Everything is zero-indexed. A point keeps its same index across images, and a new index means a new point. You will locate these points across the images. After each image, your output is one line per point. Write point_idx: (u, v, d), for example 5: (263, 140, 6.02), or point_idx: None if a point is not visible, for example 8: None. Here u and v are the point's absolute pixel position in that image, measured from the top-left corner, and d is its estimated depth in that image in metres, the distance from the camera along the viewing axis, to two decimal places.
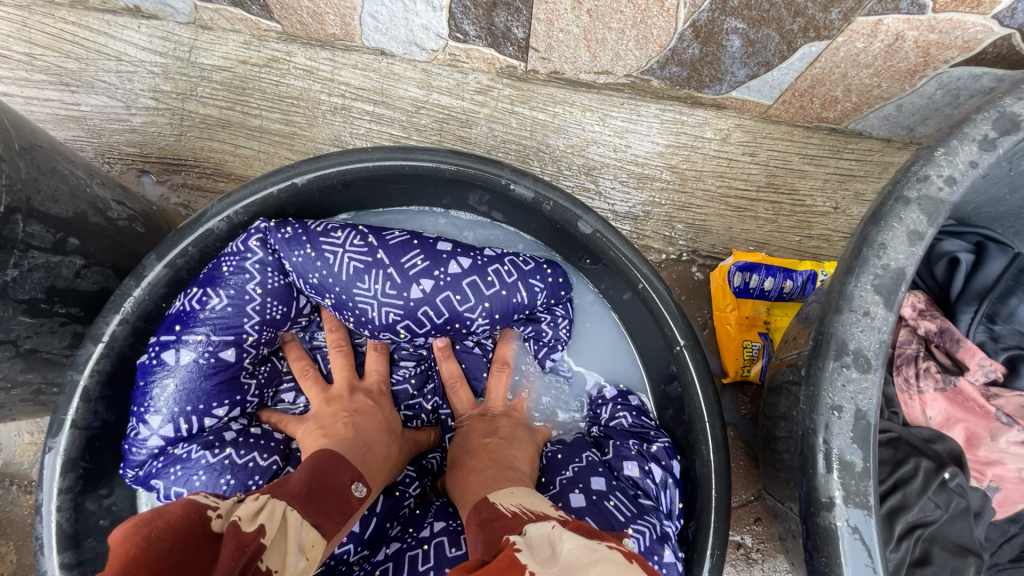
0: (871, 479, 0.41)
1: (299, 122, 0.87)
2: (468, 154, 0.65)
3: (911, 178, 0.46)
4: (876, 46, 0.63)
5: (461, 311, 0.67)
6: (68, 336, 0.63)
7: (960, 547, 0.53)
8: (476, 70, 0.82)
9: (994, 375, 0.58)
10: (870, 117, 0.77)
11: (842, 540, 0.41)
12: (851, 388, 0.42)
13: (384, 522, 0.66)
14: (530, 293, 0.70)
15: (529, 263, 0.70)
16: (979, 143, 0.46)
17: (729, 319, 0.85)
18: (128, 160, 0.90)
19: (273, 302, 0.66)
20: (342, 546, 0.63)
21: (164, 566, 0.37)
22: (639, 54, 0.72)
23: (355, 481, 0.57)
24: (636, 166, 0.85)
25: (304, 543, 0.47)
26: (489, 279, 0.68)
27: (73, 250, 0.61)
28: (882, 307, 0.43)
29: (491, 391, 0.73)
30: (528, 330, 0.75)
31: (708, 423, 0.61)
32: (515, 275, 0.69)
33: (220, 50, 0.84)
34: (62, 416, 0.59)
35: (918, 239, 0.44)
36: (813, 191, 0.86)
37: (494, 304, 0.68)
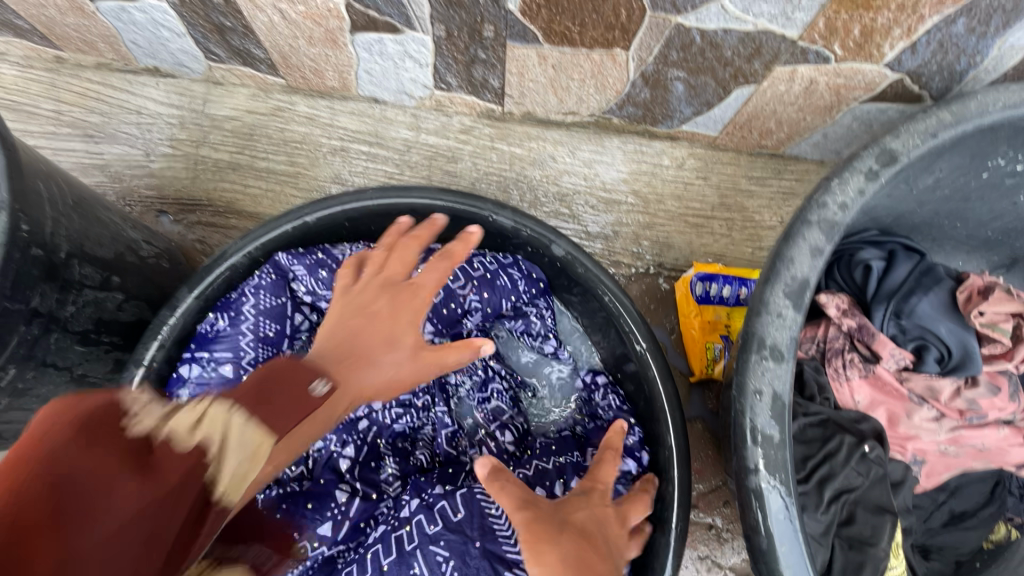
0: (786, 448, 0.52)
1: (302, 163, 0.96)
2: (456, 191, 0.76)
3: (814, 204, 0.57)
4: (796, 88, 0.75)
5: (455, 290, 0.81)
6: (111, 362, 0.72)
7: (880, 508, 0.63)
8: (459, 113, 0.94)
9: (904, 362, 0.69)
10: (803, 144, 0.89)
11: (766, 498, 0.51)
12: (768, 375, 0.53)
13: (359, 522, 0.72)
14: (511, 280, 0.82)
15: (508, 256, 0.83)
16: (865, 174, 0.58)
17: (693, 324, 0.95)
18: (146, 202, 0.98)
19: (266, 321, 0.75)
20: (318, 545, 0.69)
21: None
22: (599, 97, 0.84)
23: None
24: (604, 191, 0.96)
25: None
26: (474, 265, 0.82)
27: (115, 287, 0.70)
28: (792, 310, 0.54)
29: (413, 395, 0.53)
30: (519, 325, 0.86)
31: (669, 412, 0.72)
32: (495, 264, 0.82)
33: (231, 102, 0.95)
34: None
35: (819, 254, 0.55)
36: (761, 208, 0.97)
37: (481, 284, 0.82)
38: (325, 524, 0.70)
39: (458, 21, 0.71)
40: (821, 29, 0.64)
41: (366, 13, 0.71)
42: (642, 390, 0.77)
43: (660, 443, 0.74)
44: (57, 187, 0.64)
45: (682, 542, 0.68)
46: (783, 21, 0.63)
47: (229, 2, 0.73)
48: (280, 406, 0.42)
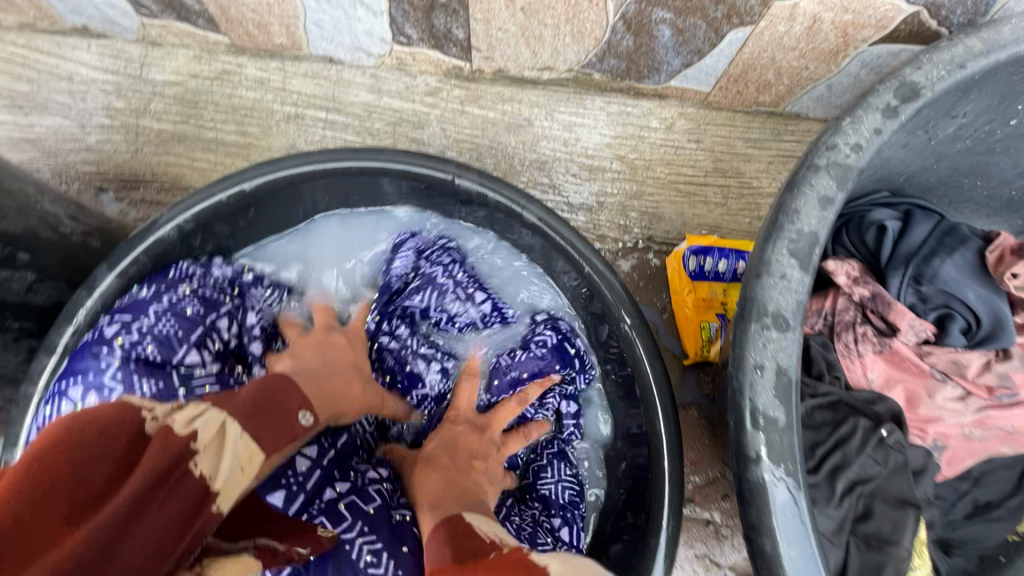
0: (794, 433, 0.43)
1: (253, 132, 0.87)
2: (414, 152, 0.67)
3: (821, 147, 0.48)
4: (797, 29, 0.67)
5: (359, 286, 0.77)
6: (24, 351, 0.64)
7: (902, 501, 0.55)
8: (424, 73, 0.84)
9: (925, 335, 0.61)
10: (804, 99, 0.80)
11: (771, 493, 0.43)
12: (771, 347, 0.44)
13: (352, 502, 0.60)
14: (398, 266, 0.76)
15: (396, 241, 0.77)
16: (882, 111, 0.49)
17: (686, 302, 0.87)
18: (84, 178, 0.89)
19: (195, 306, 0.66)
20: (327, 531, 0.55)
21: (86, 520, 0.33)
22: (577, 48, 0.75)
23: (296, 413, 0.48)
24: (587, 158, 0.88)
25: (238, 457, 0.41)
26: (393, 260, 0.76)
27: (24, 265, 0.62)
28: (798, 269, 0.45)
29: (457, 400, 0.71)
30: (433, 296, 0.75)
31: (658, 396, 0.64)
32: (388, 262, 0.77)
33: (172, 65, 0.86)
34: (18, 429, 0.58)
35: (828, 204, 0.47)
36: (759, 173, 0.88)
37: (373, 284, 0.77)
38: (277, 493, 0.56)
39: None
40: None
41: None
42: (627, 372, 0.69)
43: (649, 432, 0.65)
44: None
45: (674, 543, 0.60)
46: None
47: None
48: (269, 429, 0.44)
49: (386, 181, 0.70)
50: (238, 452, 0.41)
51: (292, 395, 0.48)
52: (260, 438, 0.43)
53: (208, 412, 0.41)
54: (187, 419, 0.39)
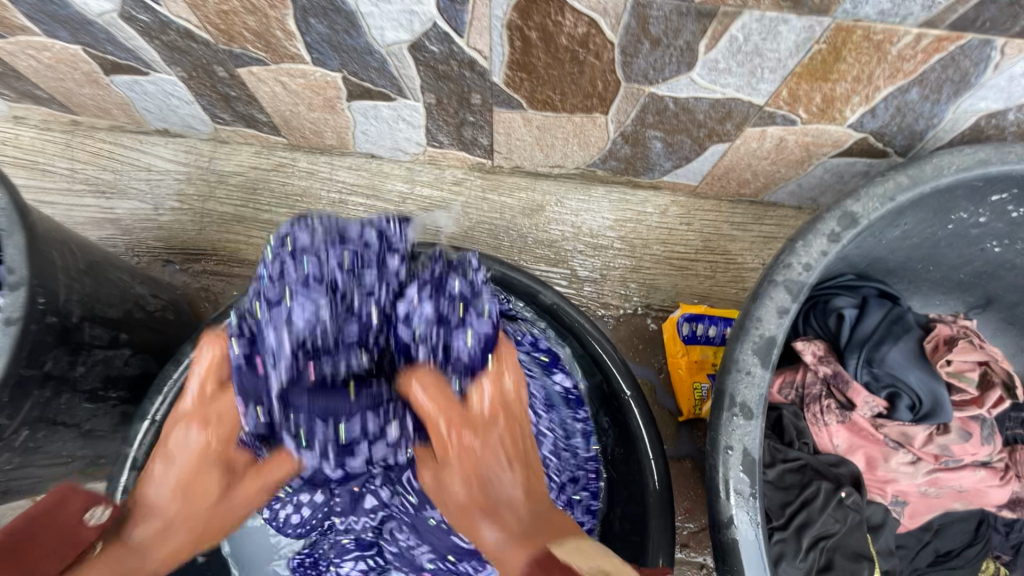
0: (758, 502, 0.54)
1: (303, 215, 1.01)
2: (448, 247, 0.80)
3: (779, 265, 0.61)
4: (767, 145, 0.80)
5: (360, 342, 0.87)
6: (117, 416, 0.76)
7: (857, 554, 0.66)
8: (451, 166, 0.98)
9: (877, 409, 0.71)
10: (780, 192, 0.93)
11: (740, 551, 0.54)
12: (739, 432, 0.56)
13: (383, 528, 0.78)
14: None
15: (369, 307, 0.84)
16: (827, 237, 0.61)
17: (681, 363, 0.98)
18: (154, 253, 1.03)
19: None
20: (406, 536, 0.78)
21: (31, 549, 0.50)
22: (583, 153, 0.89)
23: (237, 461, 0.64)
24: (592, 238, 1.00)
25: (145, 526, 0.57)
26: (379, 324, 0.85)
27: (124, 343, 0.74)
28: (760, 366, 0.57)
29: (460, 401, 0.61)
30: None
31: (652, 459, 0.74)
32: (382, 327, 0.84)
33: (236, 159, 1.00)
34: (116, 484, 0.70)
35: (785, 312, 0.59)
36: (743, 251, 1.00)
37: None
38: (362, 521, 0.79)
39: (447, 90, 0.76)
40: (785, 96, 0.69)
41: (361, 84, 0.76)
42: (625, 435, 0.79)
43: (644, 490, 0.75)
44: (72, 255, 0.68)
45: None
46: (749, 90, 0.68)
47: (234, 77, 0.78)
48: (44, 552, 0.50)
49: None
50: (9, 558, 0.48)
51: (76, 500, 0.54)
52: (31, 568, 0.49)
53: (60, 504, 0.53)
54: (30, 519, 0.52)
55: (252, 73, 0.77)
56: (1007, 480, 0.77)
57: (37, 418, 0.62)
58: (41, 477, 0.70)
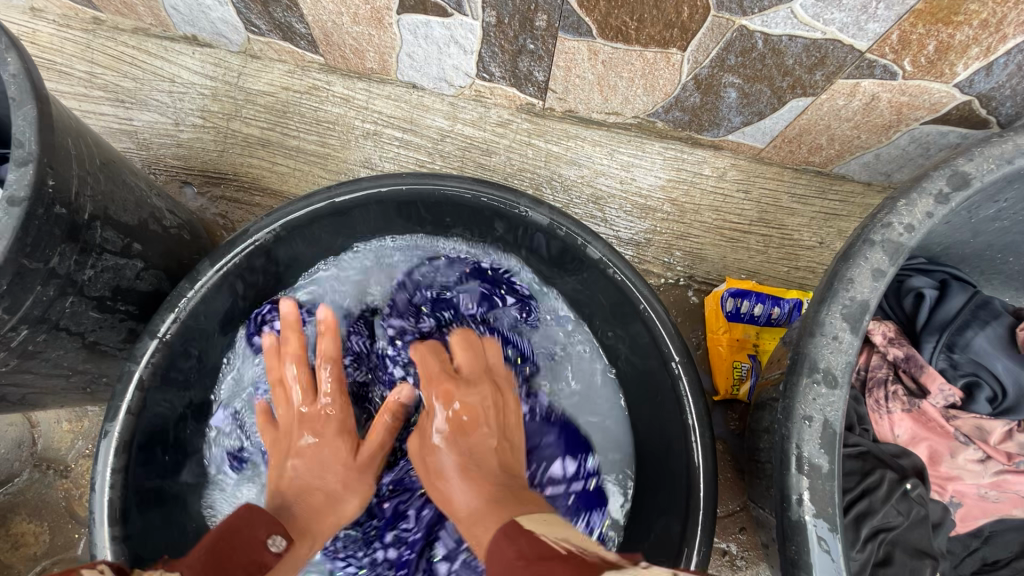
0: (836, 480, 0.48)
1: (333, 144, 0.94)
2: (492, 183, 0.73)
3: (876, 224, 0.54)
4: (855, 104, 0.72)
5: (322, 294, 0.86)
6: (124, 331, 0.70)
7: (919, 551, 0.60)
8: (498, 105, 0.91)
9: (952, 399, 0.66)
10: (852, 163, 0.86)
11: (809, 531, 0.48)
12: (820, 401, 0.49)
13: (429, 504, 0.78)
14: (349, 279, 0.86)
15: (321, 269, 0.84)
16: (934, 197, 0.54)
17: (721, 340, 0.92)
18: (172, 171, 0.96)
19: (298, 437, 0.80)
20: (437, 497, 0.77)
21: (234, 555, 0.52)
22: (647, 99, 0.81)
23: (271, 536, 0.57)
24: (640, 198, 0.93)
25: None
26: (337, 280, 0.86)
27: (136, 254, 0.68)
28: (849, 332, 0.51)
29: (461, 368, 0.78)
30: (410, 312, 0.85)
31: (697, 431, 0.68)
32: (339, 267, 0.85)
33: (267, 77, 0.93)
34: (119, 403, 0.64)
35: (880, 276, 0.52)
36: (800, 227, 0.93)
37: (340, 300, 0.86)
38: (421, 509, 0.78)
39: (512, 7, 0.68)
40: (894, 41, 0.61)
41: None
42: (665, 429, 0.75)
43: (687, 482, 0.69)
44: (86, 147, 0.61)
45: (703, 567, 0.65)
46: (854, 30, 0.60)
47: None
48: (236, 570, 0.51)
49: (379, 207, 0.76)
50: None
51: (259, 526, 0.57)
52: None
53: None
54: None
55: None
56: None
57: (35, 318, 0.56)
58: (36, 387, 0.65)
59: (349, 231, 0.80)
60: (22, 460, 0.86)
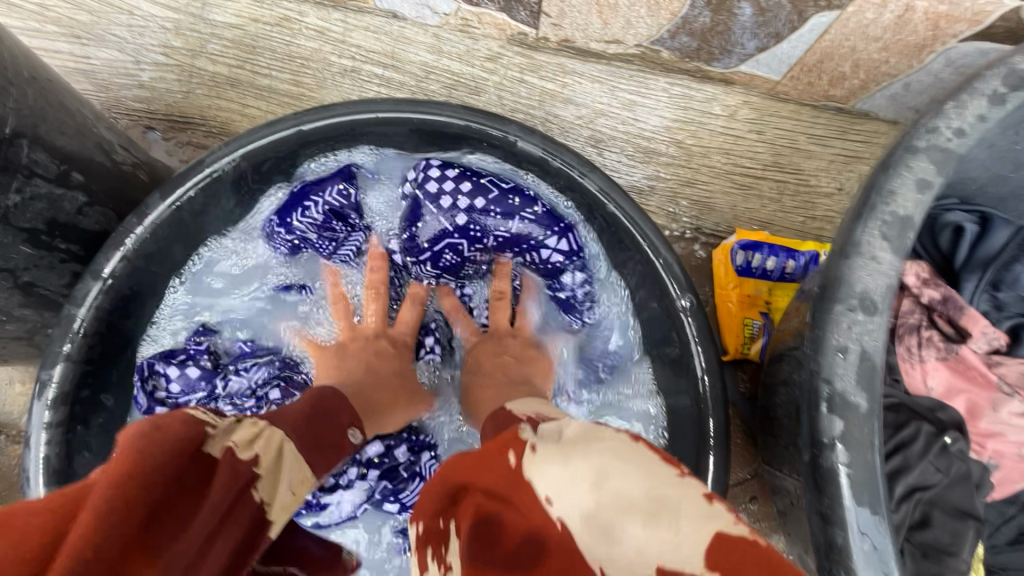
0: (876, 421, 0.41)
1: (308, 84, 0.86)
2: (479, 109, 0.65)
3: (920, 129, 0.46)
4: (887, 17, 0.65)
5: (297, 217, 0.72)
6: (67, 274, 0.63)
7: (961, 512, 0.53)
8: (487, 36, 0.82)
9: (996, 343, 0.60)
10: (877, 97, 0.78)
11: (842, 480, 0.40)
12: (856, 330, 0.42)
13: None
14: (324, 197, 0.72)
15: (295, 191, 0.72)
16: (989, 98, 0.46)
17: (730, 297, 0.85)
18: (134, 115, 0.89)
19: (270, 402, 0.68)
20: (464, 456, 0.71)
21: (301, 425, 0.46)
22: (651, 21, 0.74)
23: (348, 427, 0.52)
24: (643, 140, 0.85)
25: (292, 481, 0.41)
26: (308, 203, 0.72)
27: (77, 186, 0.61)
28: (890, 252, 0.43)
29: (495, 318, 0.72)
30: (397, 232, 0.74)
31: (708, 383, 0.62)
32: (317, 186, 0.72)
33: (234, 7, 0.85)
34: (57, 348, 0.57)
35: (926, 187, 0.44)
36: (818, 171, 0.85)
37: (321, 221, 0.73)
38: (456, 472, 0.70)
39: None
40: None
41: None
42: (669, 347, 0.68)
43: (696, 442, 0.63)
44: (10, 56, 0.54)
45: None
46: None
47: None
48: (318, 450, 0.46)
49: (351, 134, 0.67)
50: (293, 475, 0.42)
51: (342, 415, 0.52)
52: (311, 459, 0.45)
53: (266, 431, 0.42)
54: (246, 437, 0.39)
55: None
56: None
57: None
58: None
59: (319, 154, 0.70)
60: None
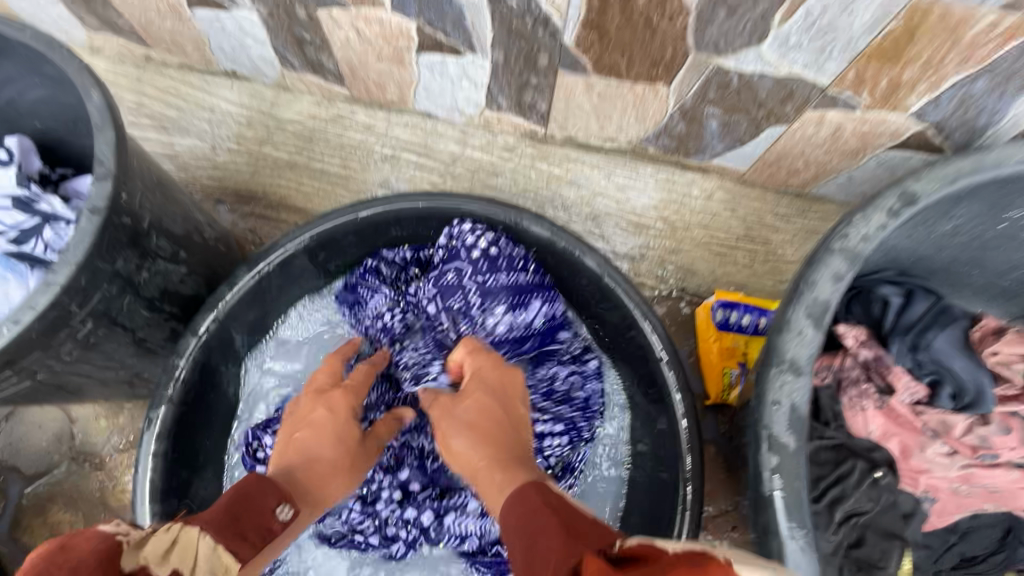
0: (801, 456, 0.54)
1: (355, 167, 1.03)
2: (501, 201, 0.81)
3: (835, 235, 0.62)
4: (823, 131, 0.81)
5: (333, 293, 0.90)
6: (168, 330, 0.78)
7: (888, 533, 0.67)
8: (504, 132, 1.00)
9: (918, 395, 0.72)
10: (828, 185, 0.94)
11: (777, 503, 0.54)
12: (786, 388, 0.56)
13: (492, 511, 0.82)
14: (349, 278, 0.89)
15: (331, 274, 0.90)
16: (886, 212, 0.62)
17: (712, 348, 0.98)
18: (207, 191, 1.06)
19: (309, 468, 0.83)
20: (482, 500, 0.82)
21: (231, 516, 0.52)
22: (638, 126, 0.91)
23: (280, 503, 0.57)
24: (634, 216, 1.01)
25: (216, 569, 0.47)
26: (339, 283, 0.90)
27: (182, 261, 0.77)
28: (812, 328, 0.57)
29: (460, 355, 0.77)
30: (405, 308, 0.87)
31: (685, 426, 0.74)
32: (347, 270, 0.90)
33: (297, 107, 1.04)
34: (163, 392, 0.72)
35: (839, 279, 0.59)
36: (784, 243, 1.01)
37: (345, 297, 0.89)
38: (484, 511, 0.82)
39: (516, 48, 0.79)
40: (850, 79, 0.70)
41: (433, 35, 0.80)
42: (658, 399, 0.80)
43: (677, 476, 0.76)
44: (147, 167, 0.70)
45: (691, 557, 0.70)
46: (816, 68, 0.70)
47: (312, 19, 0.82)
48: (244, 532, 0.51)
49: (395, 219, 0.83)
50: (214, 562, 0.47)
51: (269, 495, 0.56)
52: (234, 549, 0.50)
53: (181, 535, 0.46)
54: (158, 552, 0.43)
55: (331, 17, 0.80)
56: None
57: (97, 313, 0.64)
58: (90, 377, 0.73)
59: (369, 238, 0.87)
60: (62, 453, 0.93)
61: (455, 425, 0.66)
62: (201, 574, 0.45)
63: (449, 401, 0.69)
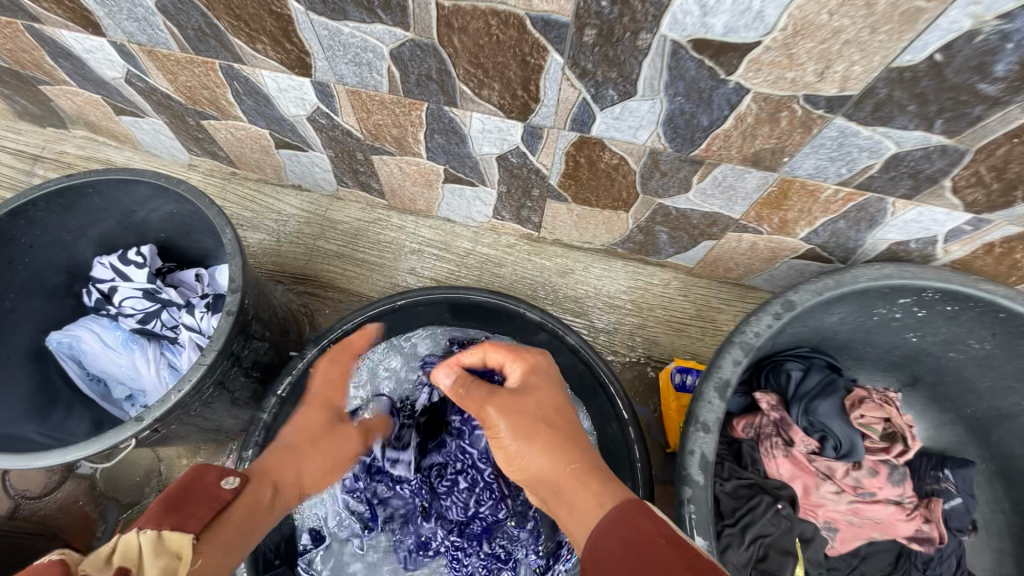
0: (706, 489, 0.79)
1: (389, 257, 1.32)
2: (504, 293, 1.08)
3: (737, 331, 0.88)
4: (743, 245, 1.09)
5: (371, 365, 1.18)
6: (252, 390, 1.03)
7: (787, 551, 0.89)
8: (506, 234, 1.30)
9: (810, 446, 0.97)
10: (756, 279, 1.22)
11: (690, 522, 0.78)
12: (700, 441, 0.81)
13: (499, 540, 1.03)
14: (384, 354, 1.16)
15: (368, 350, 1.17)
16: (774, 315, 0.89)
17: (672, 406, 1.20)
18: (270, 273, 1.33)
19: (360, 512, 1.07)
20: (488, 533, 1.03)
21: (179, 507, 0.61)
22: (608, 235, 1.19)
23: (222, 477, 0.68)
24: (608, 298, 1.28)
25: (171, 547, 0.56)
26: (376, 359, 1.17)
27: (267, 338, 1.03)
28: (718, 398, 0.83)
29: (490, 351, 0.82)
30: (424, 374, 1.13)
31: (639, 469, 0.98)
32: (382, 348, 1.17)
33: (346, 212, 1.34)
34: (251, 437, 0.97)
35: (739, 363, 0.85)
36: (727, 322, 1.27)
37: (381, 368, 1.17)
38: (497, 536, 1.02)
39: (516, 185, 1.08)
40: (751, 216, 0.99)
41: (456, 174, 1.10)
42: (621, 447, 1.04)
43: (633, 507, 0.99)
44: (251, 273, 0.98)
45: None
46: (727, 208, 0.98)
47: (367, 160, 1.12)
48: (190, 512, 0.61)
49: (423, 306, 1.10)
50: (168, 545, 0.56)
51: (209, 472, 0.67)
52: (180, 523, 0.59)
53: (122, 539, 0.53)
54: (97, 563, 0.51)
55: (381, 159, 1.11)
56: (913, 517, 0.99)
57: (216, 381, 0.90)
58: (197, 425, 0.98)
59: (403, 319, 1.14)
60: (150, 485, 1.17)
61: (525, 431, 0.70)
62: (147, 561, 0.53)
63: (506, 398, 0.73)
